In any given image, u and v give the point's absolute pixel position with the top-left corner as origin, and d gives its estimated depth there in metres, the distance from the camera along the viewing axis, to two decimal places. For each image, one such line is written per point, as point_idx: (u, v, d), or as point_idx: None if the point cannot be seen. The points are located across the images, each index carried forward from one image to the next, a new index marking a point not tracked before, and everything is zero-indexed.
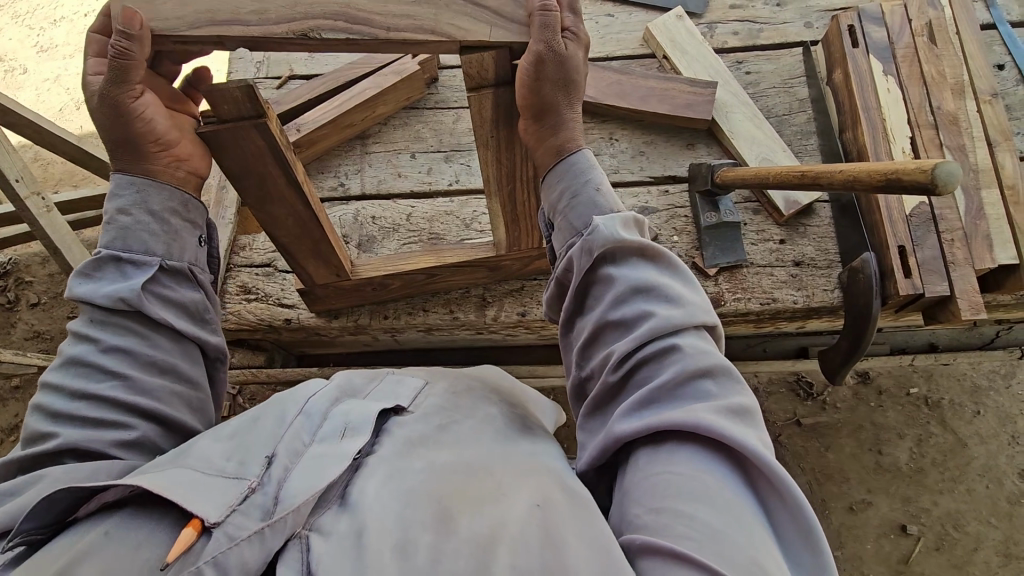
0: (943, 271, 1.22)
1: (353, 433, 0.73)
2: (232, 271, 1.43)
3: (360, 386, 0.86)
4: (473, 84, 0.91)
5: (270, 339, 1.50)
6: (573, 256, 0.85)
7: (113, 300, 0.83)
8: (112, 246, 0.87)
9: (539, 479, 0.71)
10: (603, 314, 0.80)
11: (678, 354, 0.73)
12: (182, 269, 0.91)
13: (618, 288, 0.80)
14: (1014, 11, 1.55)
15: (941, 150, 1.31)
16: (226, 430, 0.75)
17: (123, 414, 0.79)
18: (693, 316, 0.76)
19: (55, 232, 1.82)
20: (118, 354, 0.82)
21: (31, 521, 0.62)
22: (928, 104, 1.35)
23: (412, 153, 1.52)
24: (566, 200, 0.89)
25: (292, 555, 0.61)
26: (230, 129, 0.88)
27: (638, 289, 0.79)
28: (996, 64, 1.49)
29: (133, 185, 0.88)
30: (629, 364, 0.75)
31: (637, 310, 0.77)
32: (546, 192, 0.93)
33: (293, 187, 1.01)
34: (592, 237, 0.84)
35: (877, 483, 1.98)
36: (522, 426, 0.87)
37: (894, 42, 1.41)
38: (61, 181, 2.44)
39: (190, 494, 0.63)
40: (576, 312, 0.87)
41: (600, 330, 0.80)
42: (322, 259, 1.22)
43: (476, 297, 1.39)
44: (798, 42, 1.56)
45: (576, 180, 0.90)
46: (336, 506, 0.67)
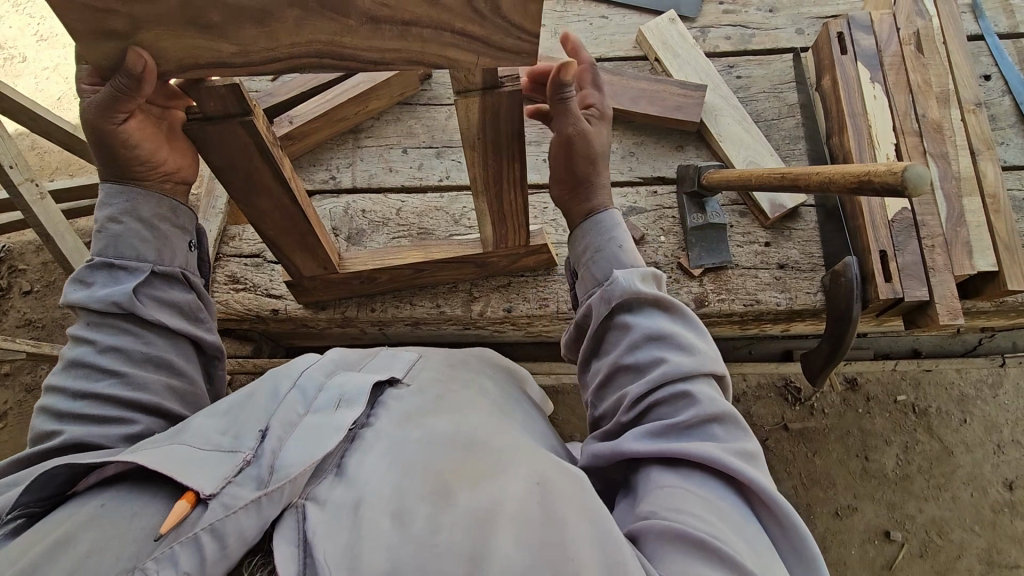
0: (923, 277, 1.24)
1: (348, 403, 0.75)
2: (221, 262, 1.44)
3: (353, 362, 0.89)
4: (460, 88, 0.90)
5: (258, 329, 1.51)
6: (593, 303, 0.89)
7: (107, 304, 0.85)
8: (104, 254, 0.89)
9: (537, 460, 0.71)
10: (618, 357, 0.82)
11: (688, 396, 0.74)
12: (174, 272, 0.94)
13: (634, 335, 0.82)
14: (1002, 22, 1.57)
15: (925, 157, 1.33)
16: (220, 406, 0.76)
17: (126, 410, 0.80)
18: (705, 362, 0.78)
19: (47, 220, 1.83)
20: (113, 354, 0.83)
21: (30, 495, 0.63)
22: (913, 112, 1.36)
23: (403, 148, 1.53)
24: (594, 256, 0.95)
25: (289, 524, 0.62)
26: (217, 128, 0.89)
27: (653, 336, 0.80)
28: (982, 75, 1.51)
29: (123, 194, 0.91)
30: (641, 406, 0.76)
31: (651, 355, 0.79)
32: (573, 246, 1.00)
33: (279, 182, 1.02)
34: (611, 288, 0.87)
35: (863, 488, 2.00)
36: (506, 408, 0.89)
37: (881, 50, 1.42)
38: (57, 170, 2.46)
39: (185, 467, 0.65)
40: (594, 356, 0.89)
41: (615, 373, 0.82)
42: (311, 253, 1.23)
43: (463, 292, 1.41)
44: (789, 48, 1.58)
45: (600, 237, 0.96)
46: (332, 475, 0.68)
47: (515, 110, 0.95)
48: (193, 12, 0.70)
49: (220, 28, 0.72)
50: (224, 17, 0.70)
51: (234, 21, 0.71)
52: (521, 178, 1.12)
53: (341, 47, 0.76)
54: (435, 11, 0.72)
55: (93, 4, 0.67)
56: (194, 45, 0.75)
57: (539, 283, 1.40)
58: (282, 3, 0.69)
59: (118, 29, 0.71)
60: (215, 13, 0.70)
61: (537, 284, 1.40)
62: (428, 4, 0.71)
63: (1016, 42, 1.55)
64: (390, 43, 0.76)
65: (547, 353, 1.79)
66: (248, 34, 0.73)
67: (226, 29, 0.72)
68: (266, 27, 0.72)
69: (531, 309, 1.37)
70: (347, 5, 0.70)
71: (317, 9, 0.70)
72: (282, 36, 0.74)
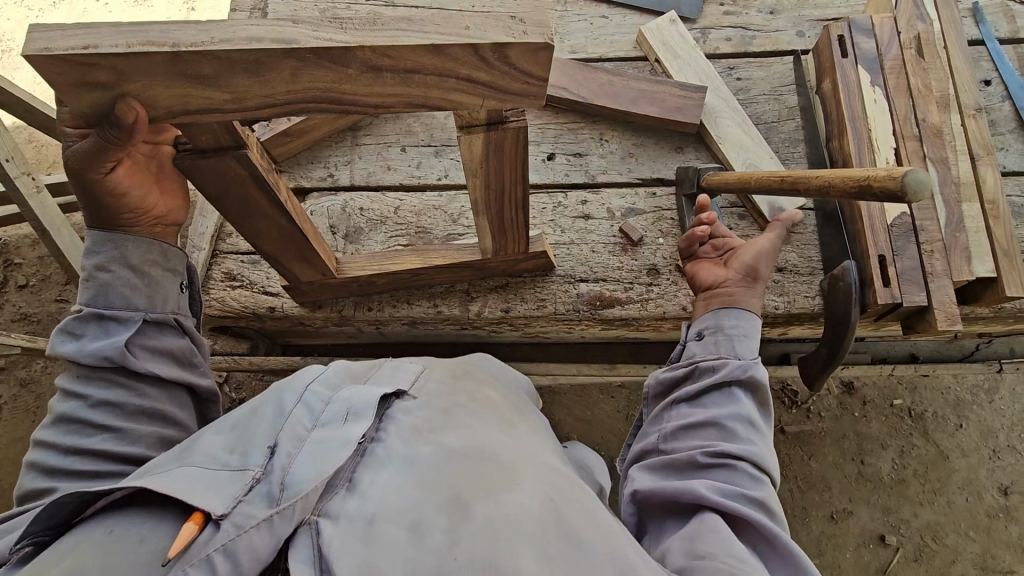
0: (922, 281, 1.24)
1: (356, 416, 0.74)
2: (218, 258, 1.44)
3: (359, 370, 0.87)
4: (463, 123, 0.89)
5: (254, 326, 1.50)
6: (720, 364, 0.99)
7: (97, 358, 0.88)
8: (93, 304, 0.92)
9: (544, 471, 0.77)
10: (718, 417, 0.92)
11: (757, 481, 0.85)
12: (167, 318, 0.97)
13: (744, 412, 0.93)
14: (1003, 27, 1.56)
15: (924, 162, 1.32)
16: (230, 422, 0.77)
17: (118, 463, 0.84)
18: (775, 467, 0.90)
19: (43, 214, 1.82)
20: (104, 408, 0.87)
21: (38, 524, 0.67)
22: (913, 117, 1.36)
23: (402, 147, 1.52)
24: (733, 331, 1.04)
25: (304, 540, 0.62)
26: (210, 162, 0.92)
27: (753, 423, 0.92)
28: (982, 80, 1.51)
29: (109, 242, 0.94)
30: (724, 468, 0.86)
31: (749, 436, 0.90)
32: (715, 316, 1.09)
33: (274, 207, 1.05)
34: (752, 370, 0.97)
35: (858, 492, 2.00)
36: (511, 420, 0.90)
37: (882, 54, 1.42)
38: (55, 163, 2.45)
39: (195, 490, 0.65)
40: (687, 399, 0.98)
41: (709, 428, 0.92)
42: (308, 262, 1.23)
43: (461, 292, 1.40)
44: (789, 50, 1.58)
45: (748, 326, 1.05)
46: (343, 490, 0.68)
47: (519, 140, 0.94)
48: (183, 65, 0.70)
49: (212, 78, 0.72)
50: (216, 69, 0.71)
51: (227, 71, 0.71)
52: (523, 201, 1.13)
53: (340, 94, 0.77)
54: (439, 60, 0.72)
55: (77, 59, 0.67)
56: (184, 94, 0.75)
57: (536, 284, 1.39)
58: (278, 55, 0.69)
59: (103, 81, 0.71)
60: (206, 65, 0.70)
61: (534, 285, 1.39)
62: (430, 53, 0.71)
63: (1017, 47, 1.54)
64: (392, 89, 0.77)
65: (543, 353, 1.78)
66: (240, 83, 0.73)
67: (218, 79, 0.73)
68: (261, 76, 0.72)
69: (528, 309, 1.36)
70: (345, 56, 0.70)
71: (315, 60, 0.71)
72: (277, 83, 0.74)
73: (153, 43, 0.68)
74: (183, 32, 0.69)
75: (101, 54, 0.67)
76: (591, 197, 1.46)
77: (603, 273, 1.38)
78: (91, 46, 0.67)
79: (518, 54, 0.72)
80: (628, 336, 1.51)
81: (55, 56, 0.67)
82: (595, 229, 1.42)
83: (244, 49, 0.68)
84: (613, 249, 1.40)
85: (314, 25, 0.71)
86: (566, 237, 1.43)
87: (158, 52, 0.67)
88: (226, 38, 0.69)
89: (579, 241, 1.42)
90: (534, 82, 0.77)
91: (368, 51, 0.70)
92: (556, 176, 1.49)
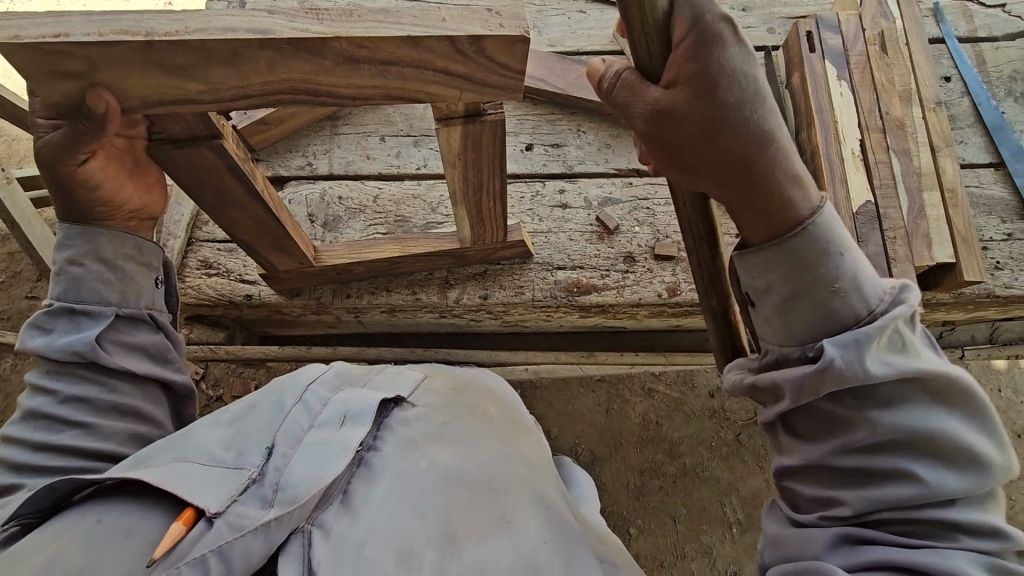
0: (885, 267, 1.28)
1: (353, 421, 0.79)
2: (194, 246, 1.43)
3: (359, 375, 0.94)
4: (441, 115, 0.91)
5: (231, 316, 1.50)
6: (792, 380, 0.67)
7: (67, 353, 0.88)
8: (64, 298, 0.91)
9: (541, 513, 0.82)
10: (830, 456, 0.66)
11: (937, 522, 0.61)
12: (139, 314, 0.96)
13: (868, 437, 0.64)
14: (962, 26, 1.63)
15: (888, 152, 1.38)
16: (229, 417, 0.83)
17: (86, 459, 0.84)
18: (965, 470, 0.62)
19: (13, 206, 1.79)
20: (74, 403, 0.87)
21: (27, 507, 0.70)
22: (877, 110, 1.42)
23: (381, 137, 1.53)
24: (788, 300, 0.69)
25: (296, 549, 0.67)
26: (183, 151, 0.92)
27: (894, 437, 0.63)
28: (943, 76, 1.57)
29: (82, 236, 0.92)
30: (873, 517, 0.63)
31: (892, 467, 0.63)
32: (756, 272, 0.71)
33: (251, 196, 1.05)
34: (826, 377, 0.64)
35: None
36: (507, 430, 0.95)
37: (848, 49, 1.48)
38: (24, 158, 2.41)
39: (190, 487, 0.70)
40: (791, 426, 0.71)
41: (829, 469, 0.66)
42: (288, 253, 1.23)
43: (439, 279, 1.41)
44: (759, 46, 1.62)
45: (798, 275, 0.67)
46: (338, 501, 0.73)
47: (497, 133, 0.96)
48: (157, 55, 0.70)
49: (188, 69, 0.73)
50: (191, 60, 0.72)
51: (204, 63, 0.72)
52: (501, 190, 1.13)
53: (318, 85, 0.78)
54: (418, 52, 0.74)
55: (49, 48, 0.68)
56: (158, 84, 0.75)
57: (515, 272, 1.40)
58: (254, 45, 0.70)
59: (75, 70, 0.72)
60: (182, 56, 0.71)
61: (513, 273, 1.40)
62: (408, 45, 0.72)
63: (975, 46, 1.61)
64: (370, 81, 0.78)
65: (524, 343, 1.81)
66: (220, 75, 0.74)
67: (195, 70, 0.73)
68: (238, 66, 0.73)
69: (506, 296, 1.38)
70: (322, 46, 0.71)
71: (290, 50, 0.72)
72: (254, 75, 0.75)
73: (127, 33, 0.69)
74: (158, 23, 0.70)
75: (73, 42, 0.68)
76: (568, 186, 1.48)
77: (581, 260, 1.40)
78: (62, 35, 0.69)
79: (499, 53, 0.75)
80: (606, 325, 1.54)
81: (25, 44, 0.68)
82: (572, 217, 1.45)
83: (222, 39, 0.69)
84: (590, 236, 1.42)
85: (290, 17, 0.72)
86: (543, 225, 1.45)
87: (131, 41, 0.68)
88: (201, 28, 0.70)
89: (557, 230, 1.44)
90: (511, 75, 0.78)
91: (344, 41, 0.71)
92: (533, 166, 1.51)
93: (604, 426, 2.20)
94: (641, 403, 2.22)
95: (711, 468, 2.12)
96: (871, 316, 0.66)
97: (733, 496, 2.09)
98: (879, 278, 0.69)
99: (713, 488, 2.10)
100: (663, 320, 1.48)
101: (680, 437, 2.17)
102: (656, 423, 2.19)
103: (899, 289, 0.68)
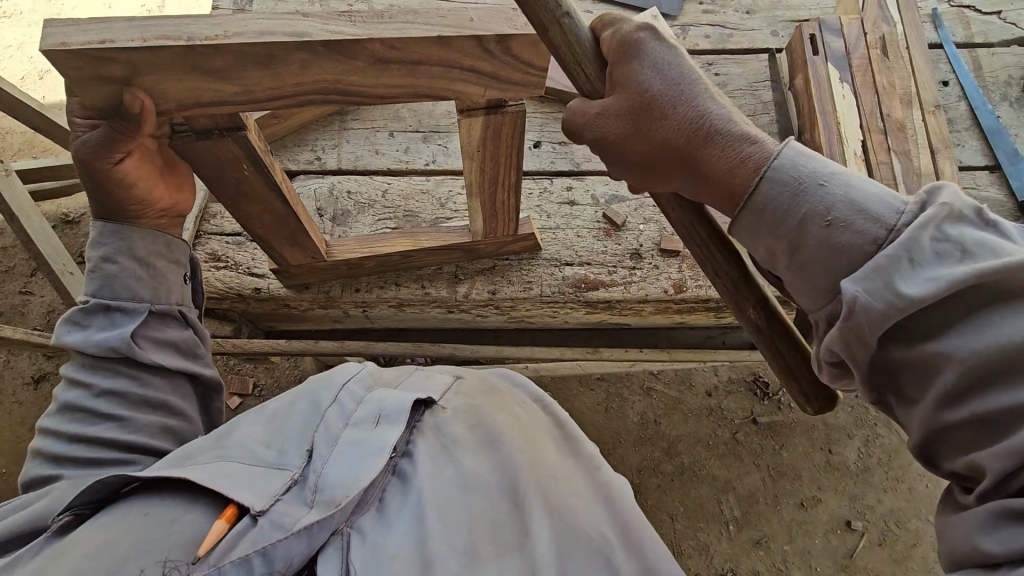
0: None
1: (386, 421, 0.85)
2: (202, 239, 1.43)
3: (390, 378, 0.99)
4: (463, 107, 0.92)
5: (238, 309, 1.50)
6: (833, 335, 0.63)
7: (104, 349, 0.90)
8: (100, 295, 0.93)
9: (569, 518, 0.80)
10: (934, 416, 0.58)
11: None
12: (171, 311, 0.98)
13: (956, 378, 0.55)
14: (959, 32, 1.67)
15: (889, 153, 1.40)
16: (267, 416, 0.88)
17: (122, 452, 0.86)
18: None
19: (12, 199, 1.78)
20: (110, 397, 0.89)
21: (81, 498, 0.73)
22: (879, 112, 1.45)
23: (390, 132, 1.54)
24: (805, 251, 0.65)
25: (334, 551, 0.73)
26: (207, 144, 0.92)
27: (996, 364, 0.54)
28: (941, 81, 1.61)
29: (117, 235, 0.95)
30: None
31: (1012, 404, 0.52)
32: (750, 228, 0.70)
33: (271, 188, 1.05)
34: (857, 318, 0.60)
35: (827, 481, 2.11)
36: (543, 429, 0.95)
37: (850, 52, 1.51)
38: (20, 151, 2.38)
39: (234, 485, 0.74)
40: (890, 395, 0.63)
41: (948, 429, 0.58)
42: (301, 247, 1.24)
43: (447, 273, 1.41)
44: (763, 48, 1.65)
45: (787, 217, 0.66)
46: (373, 509, 0.79)
47: (518, 124, 0.97)
48: (196, 58, 0.75)
49: (224, 71, 0.78)
50: (228, 62, 0.76)
51: (239, 65, 0.77)
52: (515, 183, 1.15)
53: (348, 86, 0.84)
54: (445, 51, 0.79)
55: (94, 53, 0.73)
56: (195, 87, 0.80)
57: (523, 267, 1.41)
58: (290, 47, 0.75)
59: (115, 75, 0.77)
60: (218, 59, 0.76)
61: (520, 268, 1.42)
62: (436, 44, 0.78)
63: (972, 51, 1.65)
64: (397, 80, 0.83)
65: (527, 340, 1.82)
66: (253, 77, 0.79)
67: (230, 72, 0.78)
68: (272, 69, 0.78)
69: (514, 292, 1.39)
70: (354, 48, 0.76)
71: (323, 51, 0.76)
72: (287, 77, 0.80)
73: (168, 38, 0.74)
74: (197, 28, 0.74)
75: (116, 48, 0.73)
76: (575, 184, 1.50)
77: (588, 256, 1.41)
78: (107, 41, 0.73)
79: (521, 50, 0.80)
80: (611, 321, 1.56)
81: (71, 50, 0.72)
82: (579, 214, 1.46)
83: (261, 43, 0.74)
84: (597, 233, 1.44)
85: (323, 20, 0.77)
86: (551, 222, 1.46)
87: (173, 45, 0.73)
88: (240, 32, 0.75)
89: (565, 226, 1.45)
90: (535, 71, 0.84)
91: (377, 42, 0.76)
92: (542, 163, 1.53)
93: (603, 424, 2.21)
94: (639, 401, 2.25)
95: (708, 466, 2.15)
96: (895, 233, 0.61)
97: (730, 494, 2.11)
98: (900, 196, 0.64)
99: (710, 486, 2.12)
100: (667, 317, 1.50)
101: (678, 435, 2.19)
102: (654, 422, 2.21)
103: (926, 195, 0.62)
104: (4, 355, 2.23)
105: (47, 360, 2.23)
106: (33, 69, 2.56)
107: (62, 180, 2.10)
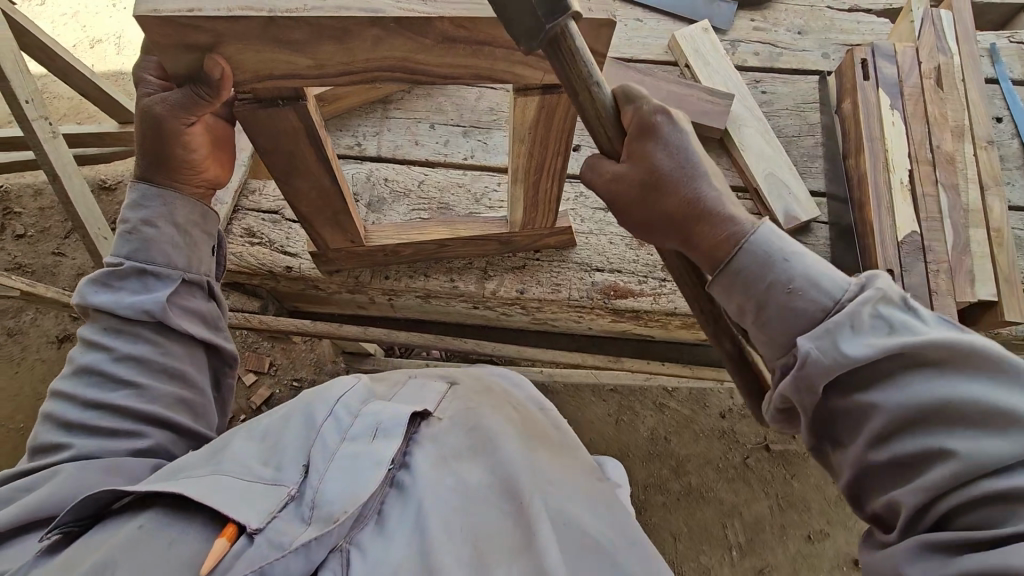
0: (927, 298, 1.27)
1: (384, 435, 0.83)
2: (239, 215, 1.44)
3: (385, 392, 0.96)
4: (521, 86, 0.92)
5: (268, 286, 1.51)
6: (785, 387, 0.71)
7: (137, 311, 0.92)
8: (134, 258, 0.95)
9: (571, 520, 0.79)
10: (864, 455, 0.66)
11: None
12: (200, 280, 1.01)
13: (883, 424, 0.64)
14: (1017, 69, 1.64)
15: (937, 186, 1.38)
16: (261, 430, 0.87)
17: (136, 422, 0.88)
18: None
19: (57, 159, 1.79)
20: (131, 363, 0.91)
21: (69, 516, 0.73)
22: (928, 142, 1.42)
23: (431, 124, 1.55)
24: (774, 314, 0.72)
25: (334, 567, 0.72)
26: (267, 112, 0.91)
27: (919, 415, 0.63)
28: (994, 116, 1.57)
29: (159, 198, 0.97)
30: (934, 508, 0.61)
31: (922, 449, 0.62)
32: (731, 291, 0.76)
33: (320, 161, 1.05)
34: (808, 370, 0.68)
35: (837, 515, 2.07)
36: (543, 433, 0.93)
37: (903, 79, 1.48)
38: (66, 115, 2.45)
39: (233, 503, 0.74)
40: (828, 438, 0.72)
41: (875, 470, 0.66)
42: (341, 229, 1.24)
43: (478, 269, 1.41)
44: (814, 70, 1.63)
45: (761, 285, 0.73)
46: (372, 522, 0.78)
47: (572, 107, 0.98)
48: (276, 30, 0.76)
49: (299, 44, 0.78)
50: (305, 35, 0.77)
51: (315, 39, 0.78)
52: (560, 172, 1.15)
53: (415, 64, 0.85)
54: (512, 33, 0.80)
55: (183, 21, 0.74)
56: (271, 58, 0.81)
57: (553, 268, 1.41)
58: (365, 23, 0.76)
59: (199, 43, 0.78)
60: (297, 31, 0.76)
61: (551, 269, 1.41)
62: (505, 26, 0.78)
63: None
64: (459, 60, 0.84)
65: (546, 344, 1.81)
66: (327, 51, 0.80)
67: (306, 45, 0.79)
68: (346, 43, 0.79)
69: (543, 292, 1.37)
70: (425, 24, 0.77)
71: (395, 28, 0.77)
72: (358, 52, 0.81)
73: (252, 9, 0.74)
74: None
75: (204, 16, 0.73)
76: None
77: (619, 264, 1.40)
78: (196, 9, 0.74)
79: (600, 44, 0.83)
80: (633, 332, 1.54)
81: (162, 17, 0.73)
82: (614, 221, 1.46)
83: (337, 17, 0.74)
84: (630, 241, 1.43)
85: None
86: (585, 226, 1.45)
87: (256, 16, 0.73)
88: (319, 7, 0.75)
89: (598, 232, 1.44)
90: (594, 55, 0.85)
91: (446, 22, 0.77)
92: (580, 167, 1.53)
93: (613, 436, 2.19)
94: (651, 416, 2.23)
95: (716, 489, 2.11)
96: (838, 306, 0.69)
97: (736, 520, 2.08)
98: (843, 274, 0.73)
99: (717, 510, 2.09)
100: (693, 333, 1.49)
101: (688, 454, 2.16)
102: (665, 439, 2.19)
103: (868, 277, 0.70)
104: (31, 312, 2.29)
105: (72, 322, 2.28)
106: (84, 37, 2.62)
107: (105, 146, 2.14)
